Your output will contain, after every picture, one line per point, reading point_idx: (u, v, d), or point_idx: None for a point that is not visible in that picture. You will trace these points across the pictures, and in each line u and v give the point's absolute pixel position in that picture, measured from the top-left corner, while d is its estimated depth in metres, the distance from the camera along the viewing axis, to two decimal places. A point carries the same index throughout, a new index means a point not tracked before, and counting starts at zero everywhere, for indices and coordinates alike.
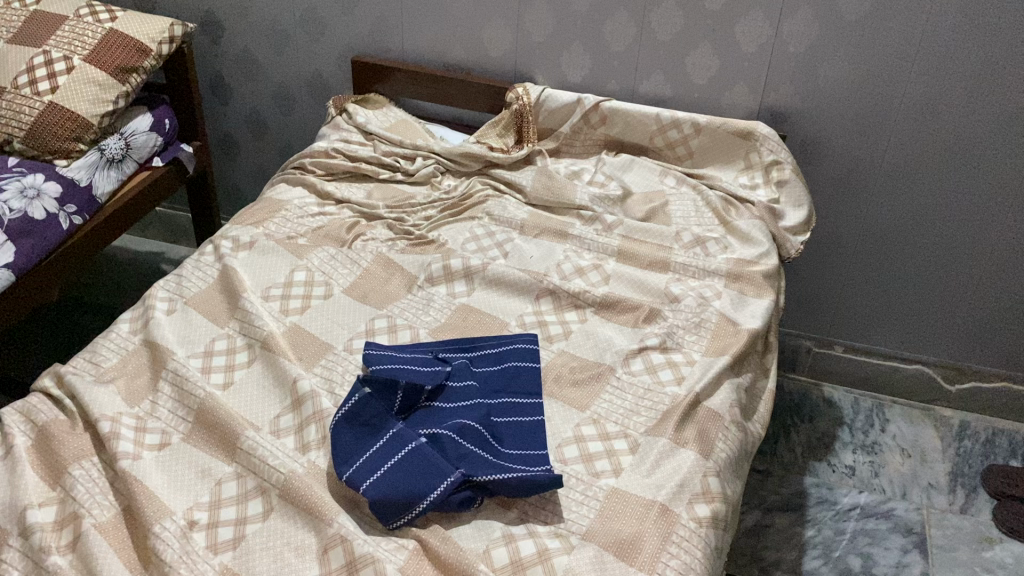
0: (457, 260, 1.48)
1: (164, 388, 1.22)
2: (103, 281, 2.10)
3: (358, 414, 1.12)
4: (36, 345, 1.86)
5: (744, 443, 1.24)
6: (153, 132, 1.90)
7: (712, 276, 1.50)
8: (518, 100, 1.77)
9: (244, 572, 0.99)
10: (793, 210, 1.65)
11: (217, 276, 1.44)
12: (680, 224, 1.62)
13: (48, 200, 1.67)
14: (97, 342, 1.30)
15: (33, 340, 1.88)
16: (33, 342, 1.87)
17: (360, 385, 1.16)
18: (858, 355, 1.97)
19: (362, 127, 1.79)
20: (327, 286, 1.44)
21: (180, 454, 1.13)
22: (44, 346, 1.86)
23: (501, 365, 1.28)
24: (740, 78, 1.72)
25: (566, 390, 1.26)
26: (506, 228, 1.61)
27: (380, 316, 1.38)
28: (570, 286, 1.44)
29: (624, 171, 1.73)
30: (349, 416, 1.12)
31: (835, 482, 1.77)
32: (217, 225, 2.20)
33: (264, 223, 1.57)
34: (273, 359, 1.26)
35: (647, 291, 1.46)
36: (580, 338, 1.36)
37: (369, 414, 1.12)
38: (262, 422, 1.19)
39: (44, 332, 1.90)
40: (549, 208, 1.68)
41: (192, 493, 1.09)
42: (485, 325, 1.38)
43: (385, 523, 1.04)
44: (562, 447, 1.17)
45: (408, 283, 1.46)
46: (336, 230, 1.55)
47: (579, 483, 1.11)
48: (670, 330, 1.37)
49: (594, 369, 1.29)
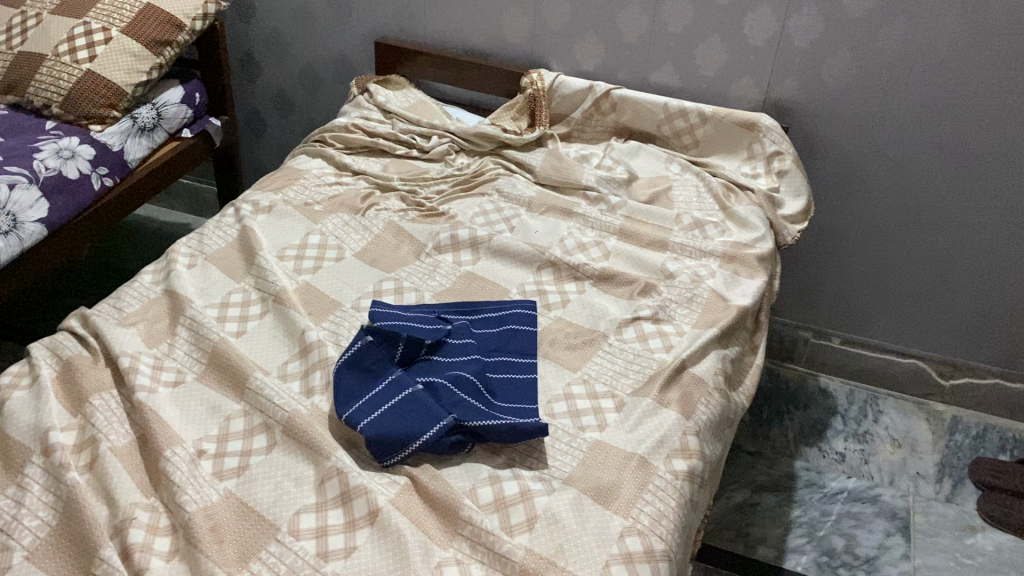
0: (464, 231, 1.54)
1: (181, 333, 1.30)
2: (123, 246, 2.19)
3: (362, 360, 1.19)
4: (56, 301, 1.95)
5: (726, 410, 1.30)
6: (184, 104, 1.99)
7: (709, 257, 1.56)
8: (533, 85, 1.84)
9: (247, 498, 1.06)
10: (793, 201, 1.71)
11: (237, 236, 1.52)
12: (682, 208, 1.69)
13: (82, 161, 1.76)
14: (121, 289, 1.38)
15: (53, 296, 1.97)
16: (63, 297, 1.96)
17: (364, 332, 1.22)
18: (854, 348, 2.01)
19: (382, 105, 1.88)
20: (340, 250, 1.51)
21: (193, 392, 1.21)
22: (64, 302, 1.95)
23: (500, 327, 1.34)
24: (747, 71, 1.77)
25: (560, 352, 1.32)
26: (514, 205, 1.67)
27: (387, 279, 1.45)
28: (570, 259, 1.50)
29: (631, 157, 1.80)
30: (352, 361, 1.19)
31: (825, 467, 1.82)
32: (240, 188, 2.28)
33: (284, 189, 1.65)
34: (284, 311, 1.34)
35: (644, 267, 1.52)
36: (577, 306, 1.42)
37: (371, 360, 1.19)
38: (270, 366, 1.27)
39: (64, 289, 1.99)
40: (557, 187, 1.74)
41: (202, 426, 1.16)
42: (487, 290, 1.44)
43: (379, 461, 1.11)
44: (552, 402, 1.23)
45: (417, 250, 1.52)
46: (351, 199, 1.63)
47: (565, 435, 1.18)
48: (663, 303, 1.43)
49: (588, 335, 1.35)
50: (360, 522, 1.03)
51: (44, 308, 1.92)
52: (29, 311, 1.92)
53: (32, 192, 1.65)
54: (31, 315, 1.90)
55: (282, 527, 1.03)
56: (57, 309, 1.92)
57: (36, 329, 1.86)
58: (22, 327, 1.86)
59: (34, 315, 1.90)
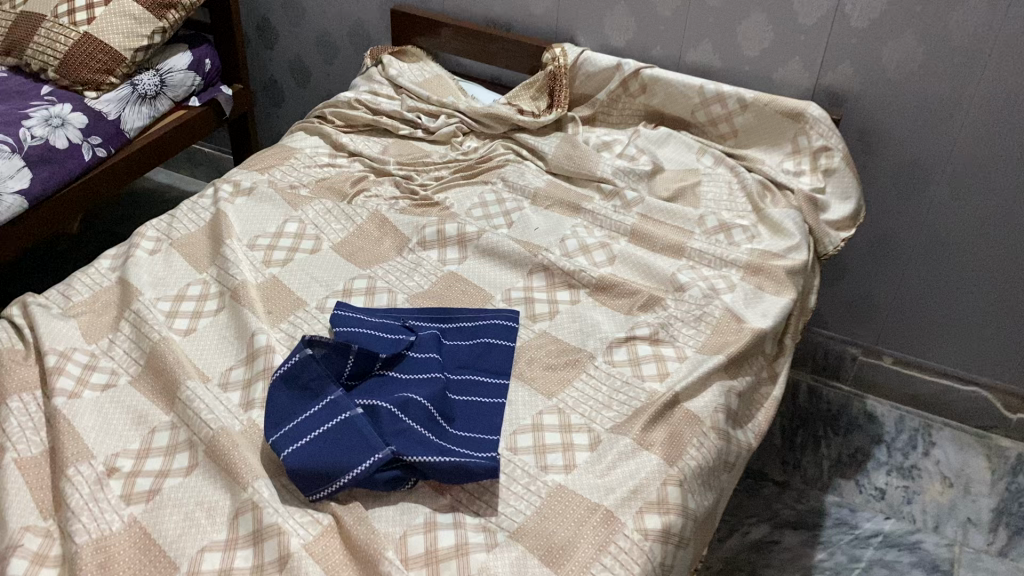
0: (452, 225, 1.38)
1: (123, 329, 1.19)
2: (133, 216, 2.13)
3: (299, 375, 1.05)
4: (55, 269, 1.91)
5: (725, 453, 1.12)
6: (191, 71, 1.88)
7: (730, 267, 1.36)
8: (554, 61, 1.66)
9: (151, 528, 0.94)
10: (839, 204, 1.49)
11: (208, 220, 1.40)
12: (708, 208, 1.49)
13: (72, 129, 1.67)
14: (73, 275, 1.28)
15: (54, 264, 1.93)
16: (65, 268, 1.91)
17: (304, 344, 1.07)
18: (907, 369, 1.79)
19: (393, 79, 1.73)
20: (317, 241, 1.38)
21: (122, 398, 1.10)
22: (62, 270, 1.91)
23: (473, 340, 1.20)
24: (796, 52, 1.55)
25: (538, 374, 1.16)
26: (518, 196, 1.51)
27: (360, 276, 1.31)
28: (566, 265, 1.33)
29: (658, 146, 1.61)
30: (288, 376, 1.05)
31: (860, 504, 1.62)
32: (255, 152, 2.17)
33: (270, 169, 1.52)
34: (238, 310, 1.21)
35: (652, 277, 1.34)
36: (566, 319, 1.25)
37: (308, 377, 1.05)
38: (212, 372, 1.15)
39: (64, 259, 1.95)
40: (569, 177, 1.57)
41: (123, 438, 1.05)
42: (468, 295, 1.28)
43: (306, 494, 0.97)
44: (517, 434, 1.08)
45: (399, 245, 1.38)
46: (339, 183, 1.49)
47: (524, 475, 1.02)
48: (665, 321, 1.25)
49: (572, 354, 1.19)
50: (267, 567, 0.90)
51: (42, 275, 1.88)
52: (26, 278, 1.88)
53: (14, 162, 1.57)
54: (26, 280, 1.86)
55: (181, 566, 0.90)
56: (54, 276, 1.87)
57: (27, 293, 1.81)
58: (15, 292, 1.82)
59: (30, 280, 1.86)
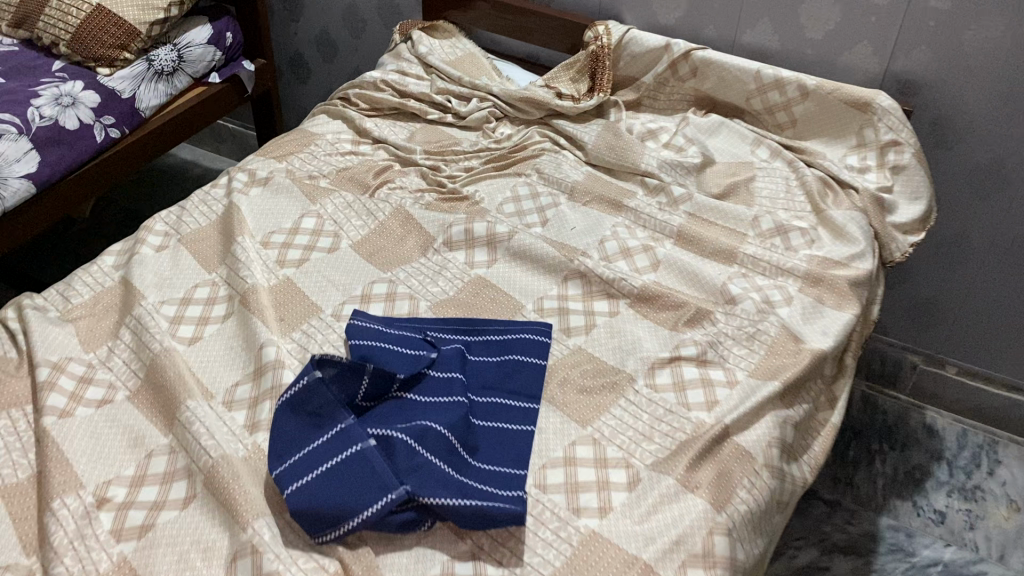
0: (481, 224, 1.27)
1: (123, 336, 1.10)
2: (155, 194, 2.05)
3: (306, 402, 0.96)
4: (75, 254, 1.85)
5: (778, 493, 1.01)
6: (211, 45, 1.78)
7: (786, 277, 1.24)
8: (596, 41, 1.53)
9: (141, 569, 0.85)
10: (907, 205, 1.34)
11: (221, 214, 1.30)
12: (763, 207, 1.36)
13: (83, 109, 1.58)
14: (74, 274, 1.20)
15: (74, 247, 1.86)
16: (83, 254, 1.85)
17: (313, 367, 0.97)
18: (972, 380, 1.65)
19: (423, 58, 1.62)
20: (335, 238, 1.27)
21: (118, 416, 1.01)
22: (83, 254, 1.85)
23: (501, 356, 1.09)
24: (865, 35, 1.40)
25: (571, 398, 1.06)
26: (554, 191, 1.39)
27: (380, 280, 1.21)
28: (605, 271, 1.21)
29: (709, 135, 1.47)
30: (295, 402, 0.96)
31: (917, 529, 1.49)
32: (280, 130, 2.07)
33: (288, 157, 1.42)
34: (247, 318, 1.12)
35: (700, 286, 1.21)
36: (603, 334, 1.14)
37: (316, 404, 0.95)
38: (217, 389, 1.05)
39: (85, 241, 1.88)
40: (611, 170, 1.44)
41: (116, 464, 0.96)
42: (498, 304, 1.18)
43: (311, 537, 0.88)
44: (547, 469, 0.97)
45: (424, 245, 1.27)
46: (361, 174, 1.38)
47: (553, 519, 0.92)
48: (713, 339, 1.13)
49: (610, 376, 1.08)
50: None
51: (62, 261, 1.82)
52: (46, 263, 1.82)
53: (21, 144, 1.48)
54: (46, 266, 1.81)
55: None
56: (76, 262, 1.82)
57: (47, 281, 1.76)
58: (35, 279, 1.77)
59: (51, 266, 1.80)
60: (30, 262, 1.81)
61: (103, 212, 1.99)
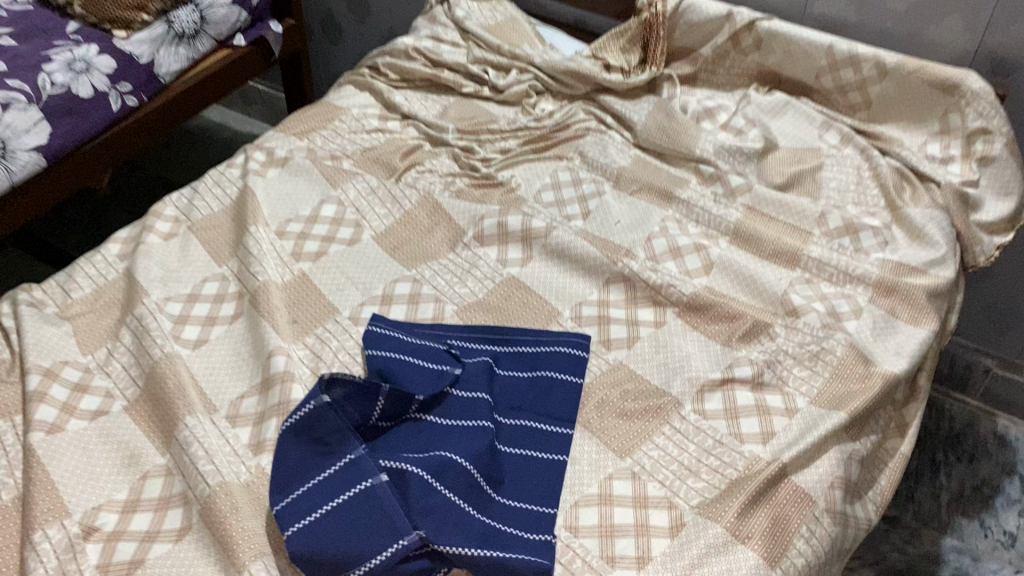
0: (516, 218, 1.16)
1: (123, 338, 1.02)
2: (184, 159, 1.96)
3: (313, 428, 0.86)
4: (100, 225, 1.78)
5: (840, 542, 0.89)
6: (237, 6, 1.66)
7: (857, 284, 1.10)
8: (650, 7, 1.39)
9: None
10: (994, 201, 1.18)
11: (235, 198, 1.20)
12: (831, 200, 1.22)
13: (98, 75, 1.48)
14: (77, 264, 1.11)
15: (99, 217, 1.80)
16: (107, 224, 1.78)
17: (320, 391, 0.88)
18: None
19: (459, 23, 1.49)
20: (356, 229, 1.17)
21: (113, 430, 0.93)
22: (108, 224, 1.78)
23: (531, 373, 0.99)
24: (955, 6, 1.23)
25: (609, 424, 0.95)
26: (598, 177, 1.27)
27: (403, 279, 1.10)
28: (652, 276, 1.09)
29: (772, 117, 1.33)
30: (299, 427, 0.87)
31: (984, 552, 1.37)
32: (311, 96, 1.97)
33: (310, 134, 1.32)
34: (256, 321, 1.02)
35: (758, 294, 1.09)
36: (648, 349, 1.02)
37: (323, 431, 0.86)
38: (221, 401, 0.97)
39: (109, 211, 1.81)
40: (662, 154, 1.31)
41: (107, 486, 0.88)
42: (531, 310, 1.06)
43: None
44: (579, 509, 0.87)
45: (452, 238, 1.16)
46: (388, 155, 1.27)
47: (583, 571, 0.81)
48: (771, 358, 1.01)
49: (653, 400, 0.96)
50: None
51: (86, 232, 1.76)
52: (71, 234, 1.77)
53: (31, 113, 1.38)
54: (69, 236, 1.75)
55: None
56: (100, 233, 1.75)
57: (70, 253, 1.70)
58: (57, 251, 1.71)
59: (74, 238, 1.74)
60: (53, 232, 1.75)
61: (130, 177, 1.91)
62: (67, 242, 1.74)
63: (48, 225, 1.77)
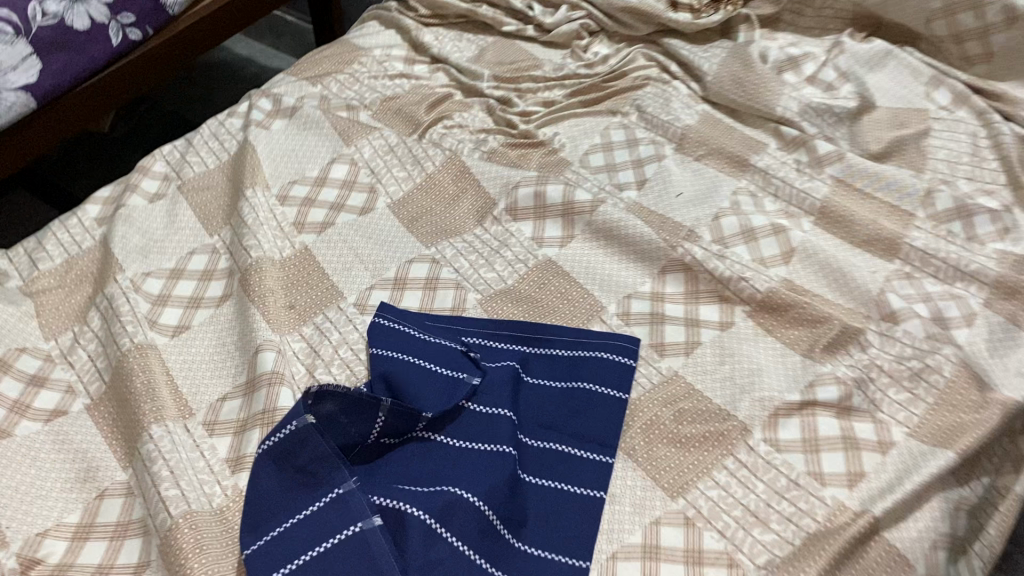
0: (556, 188, 0.98)
1: (92, 322, 0.87)
2: (209, 95, 1.79)
3: (295, 454, 0.72)
4: (112, 164, 1.61)
5: None
6: None
7: (970, 283, 0.89)
8: None
9: None
10: None
11: (233, 154, 1.04)
12: (938, 174, 0.99)
13: (96, 5, 1.30)
14: (49, 229, 0.96)
15: (113, 154, 1.64)
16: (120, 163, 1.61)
17: (305, 410, 0.73)
18: None
19: None
20: (371, 195, 1.00)
21: (70, 435, 0.79)
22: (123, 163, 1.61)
23: (565, 384, 0.83)
24: None
25: (659, 453, 0.78)
26: (657, 137, 1.08)
27: (420, 258, 0.94)
28: (719, 266, 0.91)
29: (869, 70, 1.11)
30: (279, 453, 0.72)
31: None
32: (342, 28, 1.78)
33: (324, 79, 1.16)
34: (245, 307, 0.87)
35: (846, 291, 0.89)
36: (711, 358, 0.84)
37: (307, 458, 0.72)
38: (199, 403, 0.82)
39: (123, 149, 1.64)
40: (735, 111, 1.11)
41: (56, 506, 0.74)
42: (570, 303, 0.89)
43: None
44: (617, 563, 0.70)
45: (480, 210, 0.99)
46: (412, 106, 1.11)
47: None
48: (861, 375, 0.82)
49: (714, 425, 0.79)
50: None
51: (98, 171, 1.60)
52: (82, 172, 1.60)
53: (18, 49, 1.21)
54: (80, 176, 1.59)
55: None
56: (113, 173, 1.59)
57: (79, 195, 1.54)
58: (66, 192, 1.55)
59: (85, 178, 1.59)
60: (63, 171, 1.60)
61: (146, 113, 1.73)
62: (76, 183, 1.58)
63: (59, 163, 1.61)
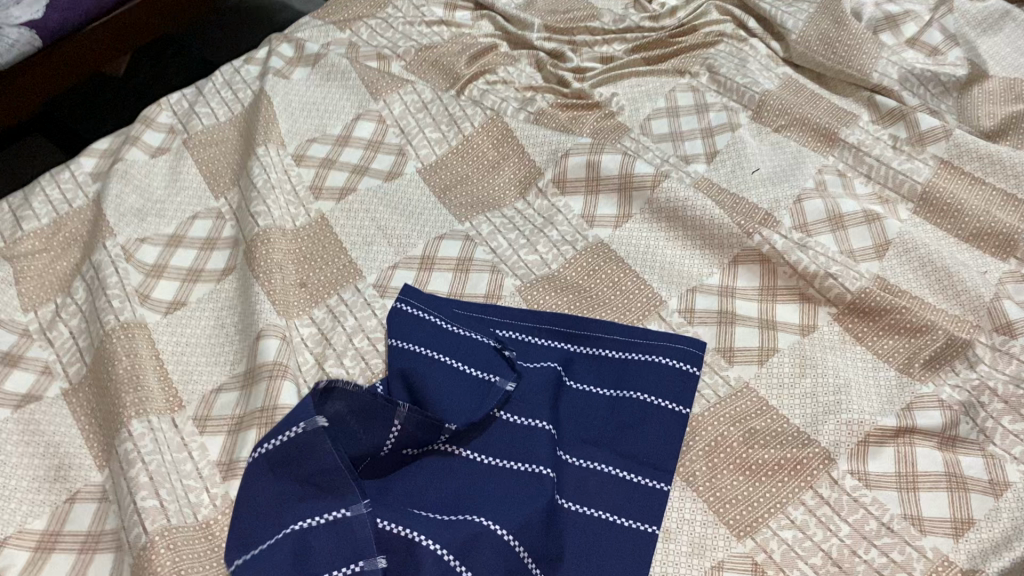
0: (613, 156, 0.84)
1: (77, 292, 0.77)
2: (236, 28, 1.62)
3: (292, 467, 0.62)
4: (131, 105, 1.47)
5: None
6: None
7: None
8: None
9: None
10: None
11: (247, 106, 0.92)
12: None
13: None
14: (37, 184, 0.86)
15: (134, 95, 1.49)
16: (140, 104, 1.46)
17: (307, 416, 0.63)
18: None
19: None
20: (399, 157, 0.88)
21: (43, 425, 0.69)
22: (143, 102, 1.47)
23: (614, 393, 0.71)
24: None
25: (723, 482, 0.65)
26: (730, 103, 0.94)
27: (452, 235, 0.82)
28: (802, 258, 0.76)
29: (984, 32, 0.96)
30: (274, 464, 0.62)
31: None
32: None
33: (354, 24, 1.03)
34: (248, 284, 0.75)
35: (950, 294, 0.75)
36: (788, 367, 0.72)
37: (304, 470, 0.61)
38: (190, 395, 0.71)
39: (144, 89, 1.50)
40: (821, 77, 0.97)
41: (20, 509, 0.64)
42: (623, 294, 0.77)
43: None
44: None
45: (524, 180, 0.86)
46: (450, 57, 0.98)
47: None
48: (970, 399, 0.69)
49: (790, 451, 0.66)
50: None
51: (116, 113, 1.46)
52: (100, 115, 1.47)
53: None
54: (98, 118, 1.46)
55: None
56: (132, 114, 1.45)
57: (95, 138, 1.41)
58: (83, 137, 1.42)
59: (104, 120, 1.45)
60: (81, 112, 1.46)
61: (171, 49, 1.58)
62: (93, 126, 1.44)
63: (79, 103, 1.48)
